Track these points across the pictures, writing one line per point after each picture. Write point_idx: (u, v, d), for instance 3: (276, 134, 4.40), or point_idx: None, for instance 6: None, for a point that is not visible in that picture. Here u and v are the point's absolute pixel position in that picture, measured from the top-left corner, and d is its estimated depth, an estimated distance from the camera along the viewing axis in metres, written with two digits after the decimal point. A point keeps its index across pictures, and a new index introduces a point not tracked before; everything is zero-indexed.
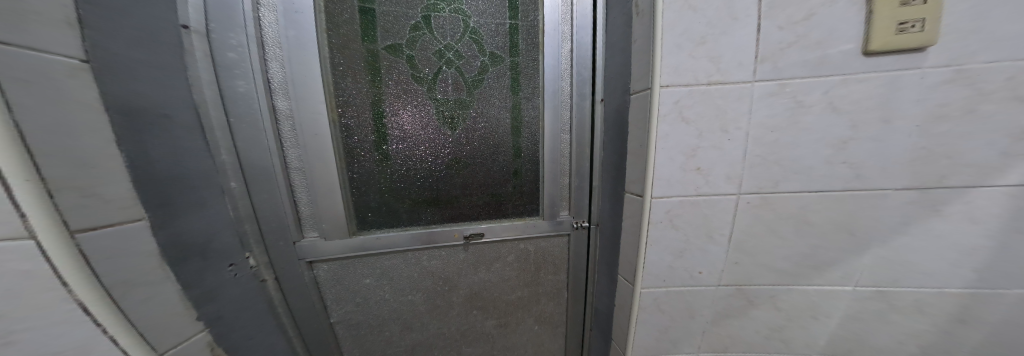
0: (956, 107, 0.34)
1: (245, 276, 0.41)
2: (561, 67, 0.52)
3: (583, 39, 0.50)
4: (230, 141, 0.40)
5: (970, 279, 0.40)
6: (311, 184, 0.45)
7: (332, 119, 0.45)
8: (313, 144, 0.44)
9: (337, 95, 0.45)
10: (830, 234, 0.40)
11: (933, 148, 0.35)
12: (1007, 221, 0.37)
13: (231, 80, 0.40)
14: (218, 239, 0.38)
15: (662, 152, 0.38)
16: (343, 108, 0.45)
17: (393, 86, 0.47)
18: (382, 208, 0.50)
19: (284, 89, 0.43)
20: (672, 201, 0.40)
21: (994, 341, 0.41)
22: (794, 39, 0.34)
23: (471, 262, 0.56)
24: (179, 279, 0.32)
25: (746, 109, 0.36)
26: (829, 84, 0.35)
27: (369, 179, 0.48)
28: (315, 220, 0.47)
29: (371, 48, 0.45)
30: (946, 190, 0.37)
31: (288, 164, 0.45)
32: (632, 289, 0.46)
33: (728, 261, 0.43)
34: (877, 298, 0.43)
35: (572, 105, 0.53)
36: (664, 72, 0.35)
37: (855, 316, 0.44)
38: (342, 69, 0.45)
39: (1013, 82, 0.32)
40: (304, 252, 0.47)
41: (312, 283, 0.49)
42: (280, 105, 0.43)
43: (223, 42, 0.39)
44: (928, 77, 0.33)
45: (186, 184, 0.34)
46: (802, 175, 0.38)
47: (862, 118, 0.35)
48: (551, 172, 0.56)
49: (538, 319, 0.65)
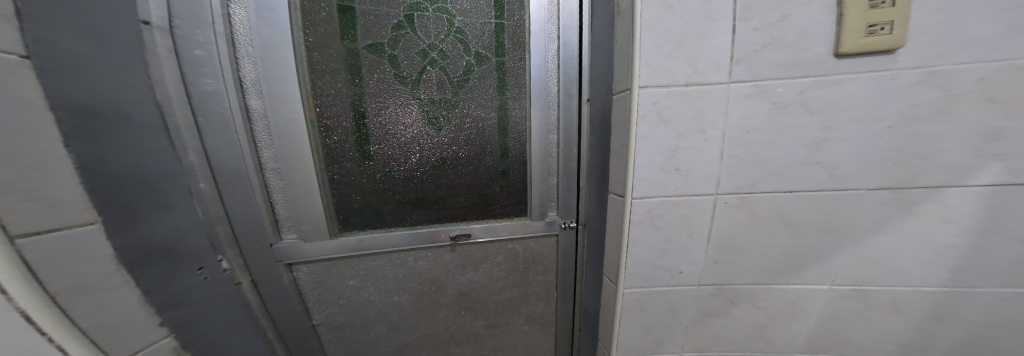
0: (926, 108, 0.35)
1: (217, 279, 0.40)
2: (548, 67, 0.52)
3: (570, 39, 0.51)
4: (198, 142, 0.39)
5: (945, 278, 0.41)
6: (287, 185, 0.45)
7: (310, 119, 0.44)
8: (290, 144, 0.44)
9: (316, 95, 0.44)
10: (807, 233, 0.41)
11: (905, 148, 0.36)
12: (978, 220, 0.38)
13: (198, 77, 0.39)
14: (185, 242, 0.37)
15: (642, 152, 0.38)
16: (322, 107, 0.45)
17: (376, 86, 0.46)
18: (365, 209, 0.49)
19: (256, 87, 0.42)
20: (652, 201, 0.40)
21: (968, 337, 0.42)
22: (770, 40, 0.34)
23: (458, 263, 0.56)
24: (140, 284, 0.32)
25: (724, 109, 0.37)
26: (803, 85, 0.35)
27: (350, 180, 0.48)
28: (293, 222, 0.46)
29: (353, 47, 0.45)
30: (919, 190, 0.38)
31: (264, 165, 0.44)
32: (616, 288, 0.46)
33: (710, 260, 0.43)
34: (853, 297, 0.44)
35: (559, 105, 0.54)
36: (644, 72, 0.36)
37: (833, 314, 0.45)
38: (322, 68, 0.44)
39: (985, 83, 0.33)
40: (283, 254, 0.46)
41: (293, 286, 0.48)
42: (253, 104, 0.42)
43: (188, 39, 0.38)
44: (899, 78, 0.34)
45: (150, 185, 0.34)
46: (779, 175, 0.39)
47: (836, 120, 0.36)
48: (540, 172, 0.56)
49: (527, 319, 0.65)
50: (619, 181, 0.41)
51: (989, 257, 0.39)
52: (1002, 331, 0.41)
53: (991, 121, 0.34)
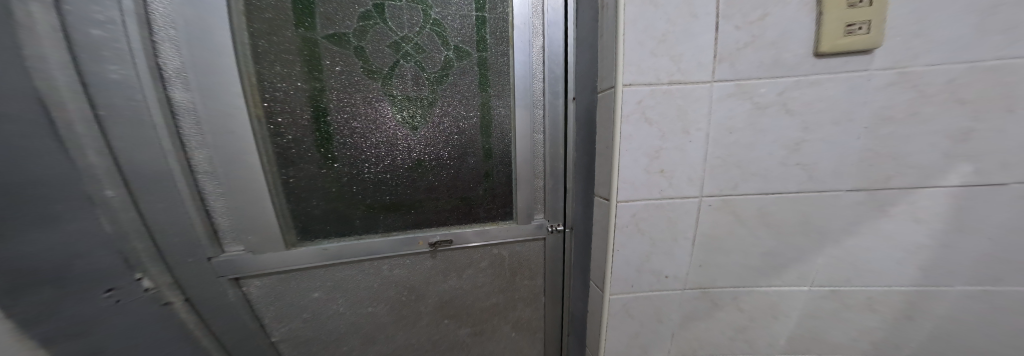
0: (899, 110, 0.35)
1: (134, 299, 0.37)
2: (533, 64, 0.50)
3: (554, 35, 0.49)
4: (100, 138, 0.34)
5: (917, 276, 0.41)
6: (227, 189, 0.41)
7: (253, 115, 0.40)
8: (226, 143, 0.40)
9: (263, 89, 0.40)
10: (788, 235, 0.41)
11: (880, 149, 0.37)
12: (949, 219, 0.39)
13: (98, 63, 0.33)
14: (85, 261, 0.33)
15: (626, 154, 0.36)
16: (272, 102, 0.41)
17: (341, 80, 0.43)
18: (329, 215, 0.46)
19: (181, 78, 0.37)
20: (637, 205, 0.38)
21: (940, 332, 0.43)
22: (751, 39, 0.34)
23: (440, 269, 0.53)
24: (11, 316, 0.28)
25: (707, 110, 0.36)
26: (783, 85, 0.35)
27: (310, 184, 0.44)
28: (237, 231, 0.42)
29: (311, 36, 0.41)
30: (893, 191, 0.38)
31: (194, 165, 0.39)
32: (603, 295, 0.44)
33: (694, 264, 0.43)
34: (832, 298, 0.44)
35: (545, 104, 0.52)
36: (628, 70, 0.34)
37: (813, 314, 0.45)
38: (274, 59, 0.40)
39: (954, 85, 0.34)
40: (224, 269, 0.42)
41: (242, 302, 0.44)
42: (177, 96, 0.38)
43: (82, 16, 0.32)
44: (876, 79, 0.34)
45: (24, 194, 0.29)
46: (760, 176, 0.38)
47: (816, 120, 0.36)
48: (526, 174, 0.54)
49: (514, 325, 0.63)
50: (604, 184, 0.40)
51: (958, 255, 0.40)
52: (973, 326, 0.42)
53: (961, 122, 0.35)
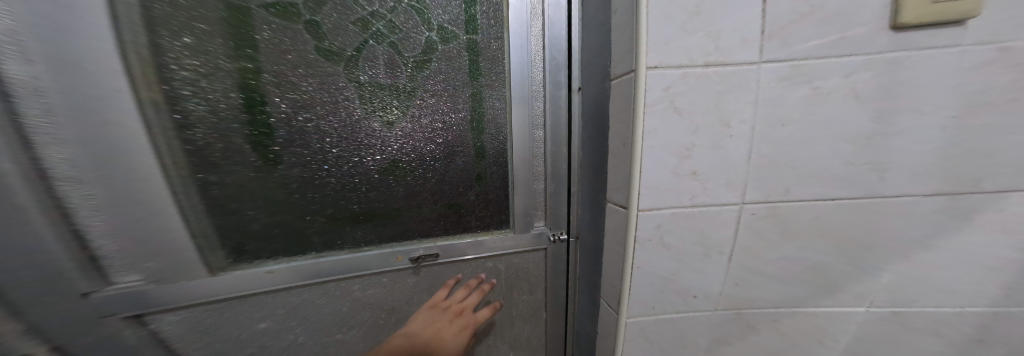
0: (999, 93, 0.27)
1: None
2: (531, 48, 0.43)
3: (557, 14, 0.42)
4: None
5: (1000, 298, 0.33)
6: (107, 207, 0.34)
7: (133, 104, 0.33)
8: (92, 139, 0.32)
9: (161, 69, 0.34)
10: (848, 251, 0.33)
11: (970, 145, 0.29)
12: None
13: None
14: None
15: (651, 153, 0.29)
16: (175, 85, 0.34)
17: (287, 61, 0.36)
18: (266, 232, 0.40)
19: (18, 52, 0.29)
20: (663, 214, 0.31)
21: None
22: (811, 8, 0.26)
23: (425, 287, 0.46)
24: None
25: (753, 97, 0.28)
26: (850, 66, 0.27)
27: (234, 192, 0.38)
28: (128, 258, 0.36)
29: (241, 5, 0.35)
30: (981, 194, 0.30)
31: (48, 167, 0.32)
32: (617, 319, 0.37)
33: (728, 283, 0.35)
34: (890, 322, 0.36)
35: (545, 95, 0.45)
36: (652, 49, 0.27)
37: (867, 342, 0.37)
38: (191, 34, 0.34)
39: None
40: (112, 306, 0.36)
41: (153, 339, 0.38)
42: (14, 75, 0.29)
43: None
44: (969, 56, 0.26)
45: None
46: (818, 179, 0.30)
47: (891, 109, 0.28)
48: (524, 176, 0.47)
49: (512, 345, 0.56)
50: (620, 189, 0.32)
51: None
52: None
53: None
